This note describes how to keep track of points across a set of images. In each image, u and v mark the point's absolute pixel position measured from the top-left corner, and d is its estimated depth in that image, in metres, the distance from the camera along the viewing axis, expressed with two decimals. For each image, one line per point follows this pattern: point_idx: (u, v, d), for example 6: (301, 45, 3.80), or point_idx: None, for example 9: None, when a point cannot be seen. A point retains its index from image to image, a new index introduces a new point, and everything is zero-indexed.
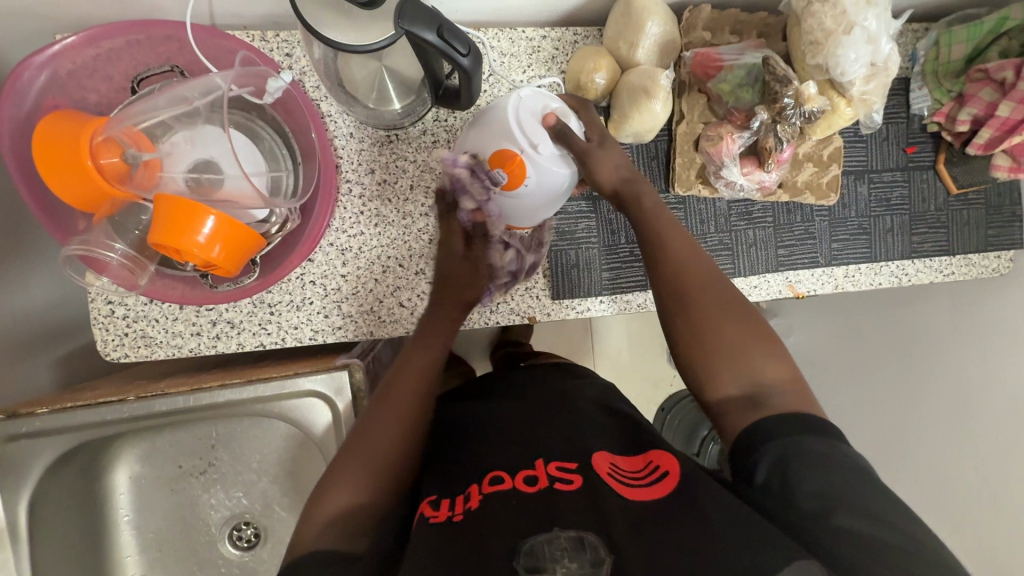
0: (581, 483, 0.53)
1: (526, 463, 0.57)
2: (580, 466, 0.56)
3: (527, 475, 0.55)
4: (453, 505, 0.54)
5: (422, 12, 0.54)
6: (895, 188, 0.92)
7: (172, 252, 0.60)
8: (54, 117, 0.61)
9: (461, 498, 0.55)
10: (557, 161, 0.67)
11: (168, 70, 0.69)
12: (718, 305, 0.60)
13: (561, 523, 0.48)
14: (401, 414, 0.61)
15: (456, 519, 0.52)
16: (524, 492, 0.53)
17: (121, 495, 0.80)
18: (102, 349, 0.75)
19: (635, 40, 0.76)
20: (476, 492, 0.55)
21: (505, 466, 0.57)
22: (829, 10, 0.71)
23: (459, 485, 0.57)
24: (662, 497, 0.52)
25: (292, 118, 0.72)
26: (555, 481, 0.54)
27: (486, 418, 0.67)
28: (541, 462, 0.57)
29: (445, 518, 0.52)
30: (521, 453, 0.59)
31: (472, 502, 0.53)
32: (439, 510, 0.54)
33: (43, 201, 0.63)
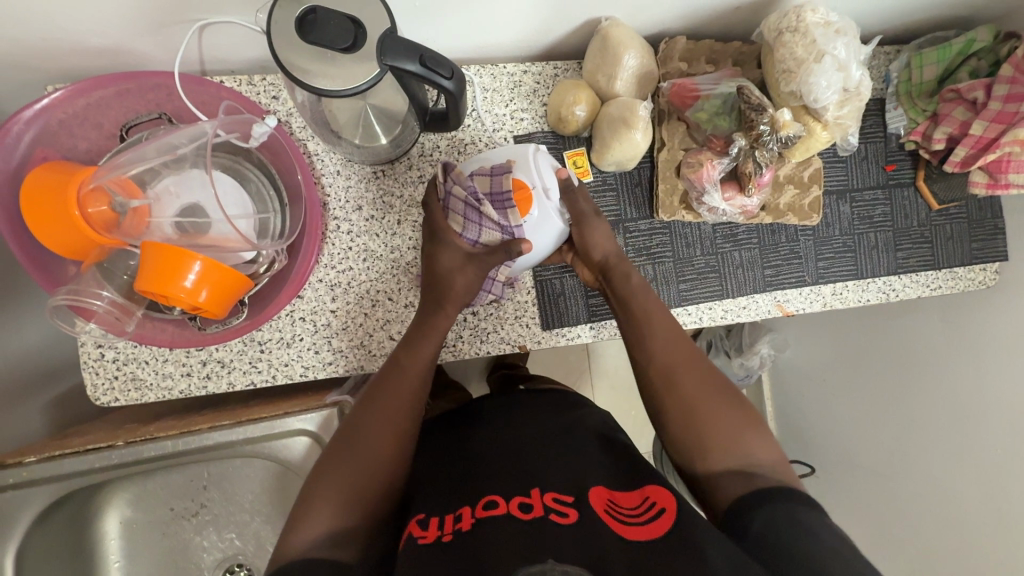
0: (576, 517, 0.53)
1: (522, 491, 0.56)
2: (576, 500, 0.55)
3: (522, 501, 0.55)
4: (442, 524, 0.54)
5: (402, 42, 0.56)
6: (877, 205, 0.94)
7: (159, 298, 0.61)
8: (44, 168, 0.63)
9: (450, 519, 0.55)
10: (557, 214, 0.73)
11: (156, 118, 0.71)
12: (708, 394, 0.63)
13: (555, 555, 0.47)
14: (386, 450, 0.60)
15: (445, 540, 0.52)
16: (517, 516, 0.53)
17: (112, 541, 0.79)
18: (92, 393, 0.75)
19: (614, 73, 0.78)
20: (468, 514, 0.55)
21: (500, 492, 0.57)
22: (800, 40, 0.73)
23: (449, 508, 0.57)
24: (659, 535, 0.51)
25: (278, 160, 0.73)
26: (550, 511, 0.53)
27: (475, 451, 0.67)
28: (537, 491, 0.56)
29: (433, 539, 0.52)
30: (513, 481, 0.58)
31: (463, 523, 0.53)
32: (428, 531, 0.54)
33: (31, 251, 0.64)
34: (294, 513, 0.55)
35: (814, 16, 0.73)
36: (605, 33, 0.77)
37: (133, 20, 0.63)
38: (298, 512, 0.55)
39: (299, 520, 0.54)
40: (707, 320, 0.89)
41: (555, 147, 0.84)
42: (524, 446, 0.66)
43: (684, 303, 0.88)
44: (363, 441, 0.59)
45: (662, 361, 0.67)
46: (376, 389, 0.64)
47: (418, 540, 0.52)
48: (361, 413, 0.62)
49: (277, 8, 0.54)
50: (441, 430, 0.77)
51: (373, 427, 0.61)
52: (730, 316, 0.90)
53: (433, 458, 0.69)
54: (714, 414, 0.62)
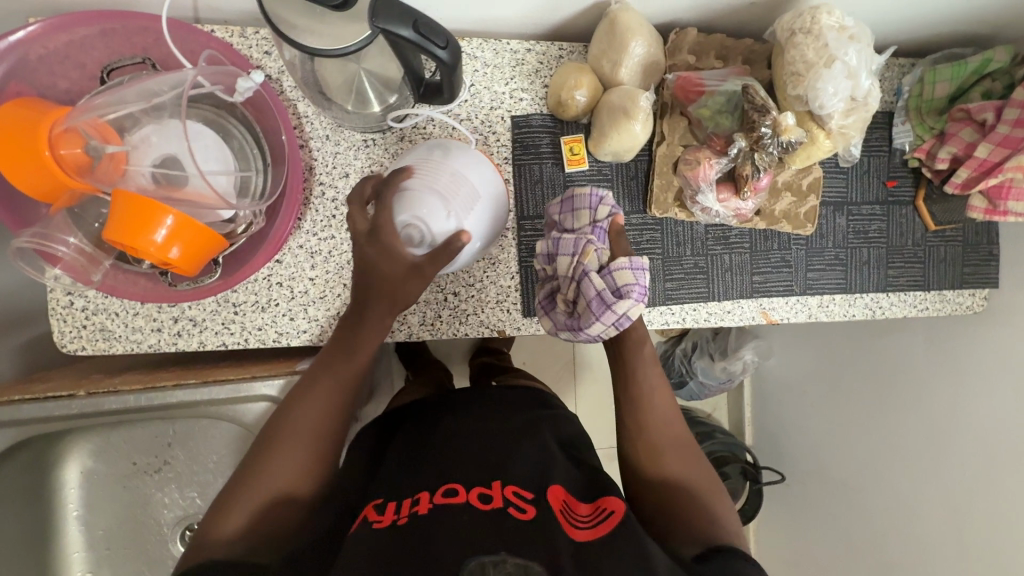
0: (534, 514, 0.54)
1: (484, 482, 0.58)
2: (536, 497, 0.56)
3: (482, 491, 0.56)
4: (399, 509, 0.55)
5: (396, 6, 0.53)
6: (874, 221, 0.92)
7: (127, 249, 0.59)
8: (17, 103, 0.60)
9: (408, 503, 0.56)
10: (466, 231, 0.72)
11: (139, 62, 0.68)
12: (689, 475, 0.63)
13: (508, 546, 0.49)
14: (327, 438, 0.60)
15: (399, 523, 0.53)
16: (477, 505, 0.54)
17: (71, 490, 0.78)
18: (59, 340, 0.74)
19: (619, 59, 0.76)
20: (426, 499, 0.56)
21: (461, 480, 0.58)
22: (812, 42, 0.71)
23: (408, 492, 0.58)
24: (613, 527, 0.53)
25: (264, 118, 0.70)
26: (510, 504, 0.55)
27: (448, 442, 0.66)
28: (497, 484, 0.57)
29: (387, 524, 0.53)
30: (475, 470, 0.60)
31: (420, 507, 0.55)
32: (382, 517, 0.55)
33: (1, 190, 0.62)
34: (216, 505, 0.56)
35: (829, 19, 0.71)
36: (614, 16, 0.74)
37: None
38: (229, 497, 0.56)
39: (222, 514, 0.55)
40: (691, 321, 0.88)
41: (552, 131, 0.82)
42: (493, 444, 0.64)
43: (669, 302, 0.87)
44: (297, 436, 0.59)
45: (646, 415, 0.66)
46: (298, 401, 0.61)
47: (371, 526, 0.54)
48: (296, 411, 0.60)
49: None
50: (412, 416, 0.77)
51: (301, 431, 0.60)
52: (714, 319, 0.89)
53: (405, 440, 0.70)
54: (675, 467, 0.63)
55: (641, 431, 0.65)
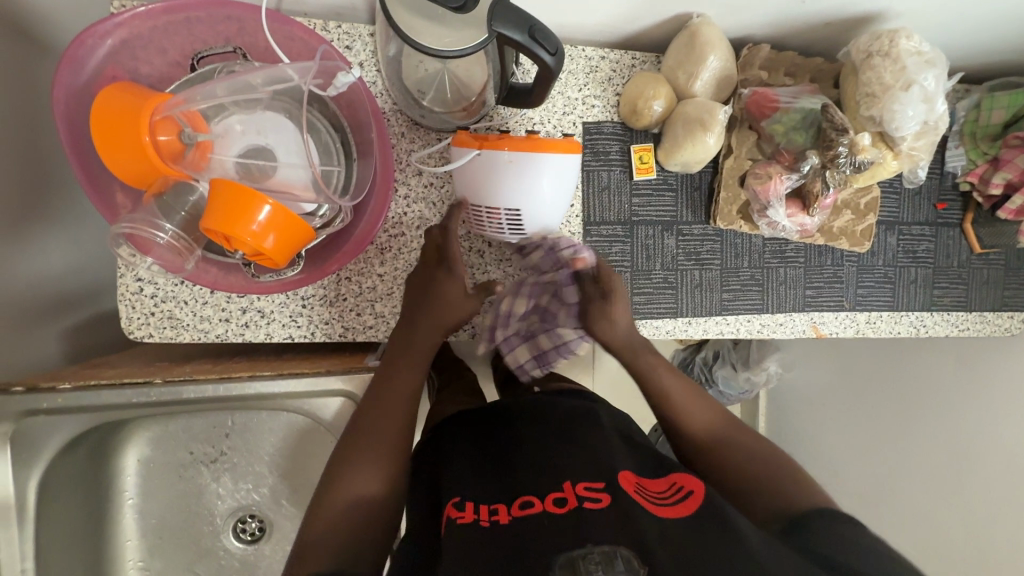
0: (610, 503, 0.51)
1: (554, 485, 0.55)
2: (608, 487, 0.53)
3: (556, 496, 0.53)
4: (479, 510, 0.53)
5: (513, 12, 0.54)
6: (923, 241, 0.95)
7: (223, 240, 0.59)
8: (115, 87, 0.60)
9: (487, 508, 0.54)
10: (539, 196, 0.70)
11: (230, 51, 0.68)
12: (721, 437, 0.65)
13: (594, 538, 0.46)
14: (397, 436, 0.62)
15: (482, 524, 0.52)
16: (554, 509, 0.51)
17: (128, 478, 0.77)
18: (126, 327, 0.73)
19: (695, 72, 0.77)
20: (504, 511, 0.53)
21: (534, 491, 0.55)
22: (889, 65, 0.72)
23: (489, 498, 0.56)
24: (691, 513, 0.50)
25: (353, 115, 0.70)
26: (584, 499, 0.51)
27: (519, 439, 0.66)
28: (569, 484, 0.54)
29: (471, 523, 0.52)
30: (546, 475, 0.57)
31: (500, 517, 0.52)
32: (465, 515, 0.53)
33: (90, 172, 0.62)
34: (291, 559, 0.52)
35: (908, 43, 0.72)
36: (694, 30, 0.76)
37: None
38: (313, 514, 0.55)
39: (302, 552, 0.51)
40: (744, 332, 0.90)
41: (622, 140, 0.83)
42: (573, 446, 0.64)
43: (725, 312, 0.88)
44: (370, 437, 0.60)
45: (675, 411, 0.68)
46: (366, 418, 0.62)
47: (457, 523, 0.52)
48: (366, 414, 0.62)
49: None
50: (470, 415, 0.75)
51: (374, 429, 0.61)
52: (766, 331, 0.90)
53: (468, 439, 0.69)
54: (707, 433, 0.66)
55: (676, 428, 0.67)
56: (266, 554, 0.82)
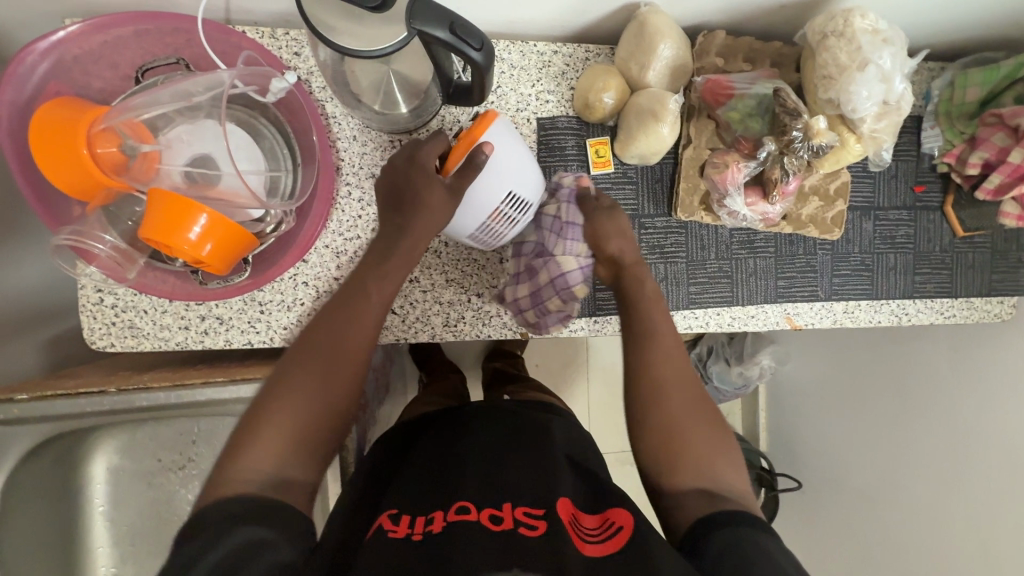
0: (545, 529, 0.50)
1: (494, 502, 0.54)
2: (547, 513, 0.52)
3: (493, 512, 0.52)
4: (413, 523, 0.53)
5: (432, 9, 0.53)
6: (901, 226, 0.91)
7: (162, 248, 0.60)
8: (54, 104, 0.61)
9: (422, 519, 0.53)
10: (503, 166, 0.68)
11: (173, 63, 0.69)
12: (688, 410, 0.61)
13: (522, 562, 0.45)
14: (343, 387, 0.58)
15: (415, 538, 0.50)
16: (488, 525, 0.51)
17: (99, 485, 0.79)
18: (89, 337, 0.74)
19: (647, 62, 0.76)
20: (439, 517, 0.53)
21: (470, 498, 0.55)
22: (845, 45, 0.70)
23: (425, 508, 0.56)
24: (618, 549, 0.49)
25: (295, 119, 0.71)
26: (520, 524, 0.51)
27: (469, 449, 0.65)
28: (508, 505, 0.54)
29: (403, 536, 0.51)
30: (489, 490, 0.56)
31: (433, 526, 0.52)
32: (398, 528, 0.52)
33: (37, 189, 0.64)
34: (228, 450, 0.53)
35: (862, 22, 0.70)
36: (643, 19, 0.74)
37: None
38: (238, 446, 0.52)
39: (237, 453, 0.52)
40: (714, 326, 0.88)
41: (578, 134, 0.82)
42: (522, 450, 0.63)
43: (693, 306, 0.86)
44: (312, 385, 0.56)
45: (647, 367, 0.64)
46: (309, 361, 0.57)
47: (387, 535, 0.51)
48: (310, 357, 0.58)
49: None
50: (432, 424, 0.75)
51: (318, 376, 0.57)
52: (737, 324, 0.88)
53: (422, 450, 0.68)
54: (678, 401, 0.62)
55: (647, 383, 0.63)
56: None
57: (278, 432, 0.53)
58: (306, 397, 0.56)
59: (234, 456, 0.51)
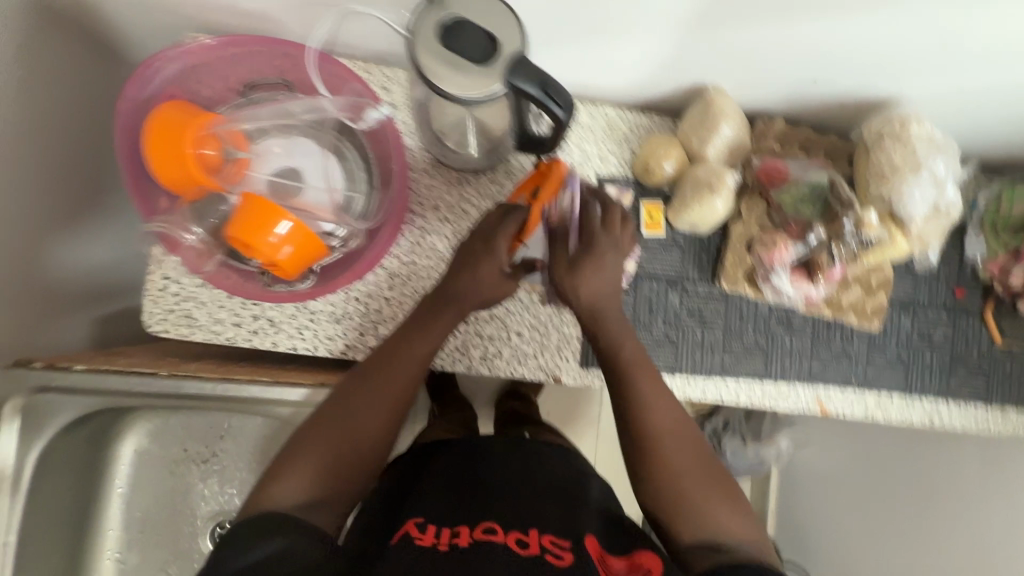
0: (571, 562, 0.50)
1: (521, 527, 0.54)
2: (574, 546, 0.52)
3: (519, 537, 0.52)
4: (439, 534, 0.53)
5: (529, 67, 0.58)
6: (939, 325, 0.92)
7: (241, 248, 0.64)
8: (173, 103, 0.67)
9: (448, 531, 0.53)
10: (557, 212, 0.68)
11: (279, 83, 0.76)
12: (687, 460, 0.58)
13: None
14: (387, 420, 0.58)
15: (442, 551, 0.50)
16: (515, 549, 0.51)
17: (124, 466, 0.80)
18: (146, 320, 0.78)
19: (708, 139, 0.80)
20: (465, 532, 0.53)
21: (499, 519, 0.55)
22: (900, 148, 0.74)
23: (450, 519, 0.56)
24: None
25: (378, 146, 0.76)
26: (547, 552, 0.50)
27: (502, 472, 0.65)
28: (535, 532, 0.53)
29: (429, 547, 0.51)
30: (517, 516, 0.56)
31: (460, 539, 0.52)
32: (424, 538, 0.52)
33: (137, 178, 0.69)
34: (268, 471, 0.54)
35: (919, 129, 0.75)
36: (710, 100, 0.79)
37: None
38: (278, 466, 0.54)
39: (276, 476, 0.53)
40: (744, 398, 0.88)
41: (634, 195, 0.86)
42: (552, 486, 0.63)
43: (725, 375, 0.87)
44: (359, 414, 0.57)
45: (651, 427, 0.59)
46: (359, 393, 0.58)
47: (414, 543, 0.51)
48: (360, 386, 0.58)
49: (422, 15, 0.58)
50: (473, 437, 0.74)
51: (366, 407, 0.57)
52: (767, 400, 0.88)
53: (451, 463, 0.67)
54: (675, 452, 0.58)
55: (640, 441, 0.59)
56: None
57: (312, 458, 0.54)
58: (348, 428, 0.56)
59: (274, 479, 0.52)
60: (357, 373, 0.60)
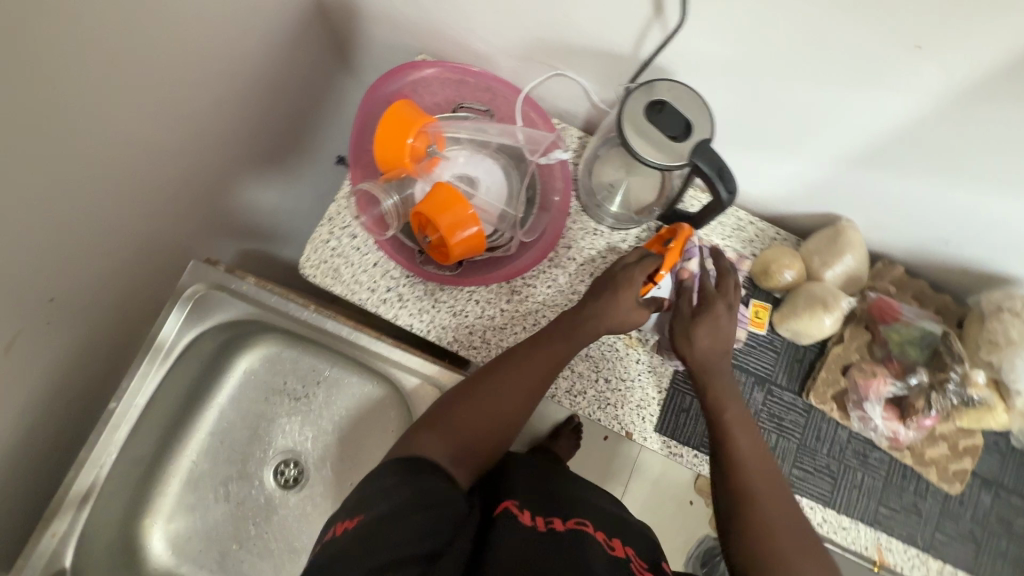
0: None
1: (605, 531, 0.62)
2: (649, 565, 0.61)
3: (606, 538, 0.61)
4: (535, 516, 0.59)
5: (711, 152, 0.68)
6: (1022, 515, 0.88)
7: (424, 223, 0.75)
8: (406, 101, 0.81)
9: (542, 517, 0.59)
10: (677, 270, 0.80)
11: (482, 110, 0.90)
12: (778, 519, 0.62)
13: None
14: (518, 407, 0.70)
15: (543, 531, 0.57)
16: (605, 546, 0.59)
17: (231, 380, 0.89)
18: (303, 261, 0.89)
19: (830, 262, 0.87)
20: (559, 521, 0.59)
21: (586, 518, 0.62)
22: (1019, 324, 0.78)
23: (541, 506, 0.62)
24: None
25: (547, 179, 0.90)
26: (630, 558, 0.60)
27: (580, 485, 0.72)
28: (618, 539, 0.62)
29: (530, 526, 0.57)
30: (599, 518, 0.65)
31: (557, 525, 0.58)
32: (524, 517, 0.59)
33: (357, 149, 0.86)
34: (419, 425, 0.68)
35: None
36: (841, 229, 0.87)
37: (519, 46, 0.83)
38: (427, 424, 0.67)
39: (427, 431, 0.66)
40: None
41: (745, 290, 0.92)
42: (624, 515, 0.68)
43: (789, 487, 0.87)
44: (496, 397, 0.70)
45: (742, 479, 0.66)
46: (498, 381, 0.71)
47: (515, 520, 0.58)
48: (500, 375, 0.71)
49: (634, 93, 0.70)
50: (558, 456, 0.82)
51: (503, 392, 0.70)
52: (825, 528, 0.87)
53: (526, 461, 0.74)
54: (769, 511, 0.63)
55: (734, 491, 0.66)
56: (287, 505, 0.86)
57: (454, 424, 0.67)
58: (486, 406, 0.69)
59: (423, 432, 0.66)
60: (498, 364, 0.73)
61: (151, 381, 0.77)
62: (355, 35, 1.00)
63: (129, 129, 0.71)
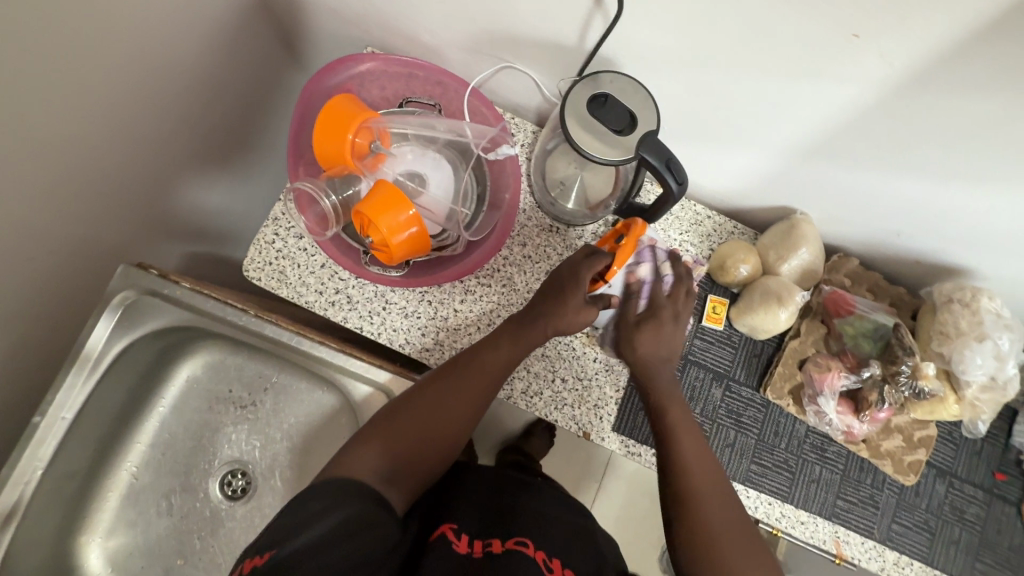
0: None
1: (547, 553, 0.60)
2: None
3: (545, 560, 0.59)
4: (473, 541, 0.60)
5: (659, 145, 0.67)
6: (973, 504, 0.90)
7: (365, 223, 0.72)
8: (346, 95, 0.78)
9: (481, 541, 0.61)
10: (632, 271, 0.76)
11: (429, 104, 0.87)
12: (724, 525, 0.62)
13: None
14: (455, 418, 0.68)
15: (476, 557, 0.58)
16: (541, 568, 0.57)
17: (174, 388, 0.86)
18: (247, 264, 0.86)
19: (786, 256, 0.86)
20: (498, 543, 0.60)
21: (531, 536, 0.62)
22: (968, 314, 0.79)
23: (486, 529, 0.63)
24: None
25: (497, 175, 0.88)
26: None
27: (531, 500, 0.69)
28: (559, 562, 0.59)
29: (464, 553, 0.59)
30: (545, 538, 0.62)
31: (494, 548, 0.59)
32: (461, 544, 0.60)
33: (298, 145, 0.84)
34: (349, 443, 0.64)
35: (988, 302, 0.79)
36: (796, 223, 0.86)
37: (466, 38, 0.81)
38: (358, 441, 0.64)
39: (356, 448, 0.63)
40: (762, 514, 0.87)
41: (703, 286, 0.91)
42: (573, 526, 0.67)
43: (748, 483, 0.87)
44: (429, 409, 0.67)
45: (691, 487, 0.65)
46: (433, 392, 0.68)
47: (451, 546, 0.59)
48: (437, 385, 0.69)
49: (577, 86, 0.68)
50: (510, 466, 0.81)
51: (438, 403, 0.68)
52: (784, 523, 0.87)
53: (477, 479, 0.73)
54: (714, 515, 0.63)
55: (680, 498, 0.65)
56: (234, 517, 0.83)
57: (385, 440, 0.64)
58: (420, 419, 0.66)
59: (353, 449, 0.63)
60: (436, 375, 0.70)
61: (82, 392, 0.73)
62: (302, 29, 0.97)
63: (49, 127, 0.67)
